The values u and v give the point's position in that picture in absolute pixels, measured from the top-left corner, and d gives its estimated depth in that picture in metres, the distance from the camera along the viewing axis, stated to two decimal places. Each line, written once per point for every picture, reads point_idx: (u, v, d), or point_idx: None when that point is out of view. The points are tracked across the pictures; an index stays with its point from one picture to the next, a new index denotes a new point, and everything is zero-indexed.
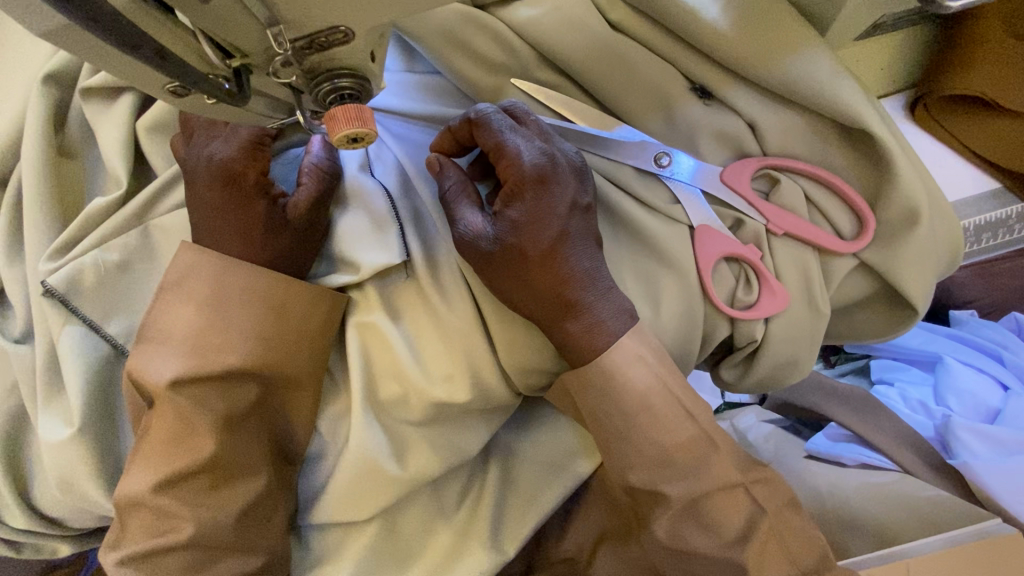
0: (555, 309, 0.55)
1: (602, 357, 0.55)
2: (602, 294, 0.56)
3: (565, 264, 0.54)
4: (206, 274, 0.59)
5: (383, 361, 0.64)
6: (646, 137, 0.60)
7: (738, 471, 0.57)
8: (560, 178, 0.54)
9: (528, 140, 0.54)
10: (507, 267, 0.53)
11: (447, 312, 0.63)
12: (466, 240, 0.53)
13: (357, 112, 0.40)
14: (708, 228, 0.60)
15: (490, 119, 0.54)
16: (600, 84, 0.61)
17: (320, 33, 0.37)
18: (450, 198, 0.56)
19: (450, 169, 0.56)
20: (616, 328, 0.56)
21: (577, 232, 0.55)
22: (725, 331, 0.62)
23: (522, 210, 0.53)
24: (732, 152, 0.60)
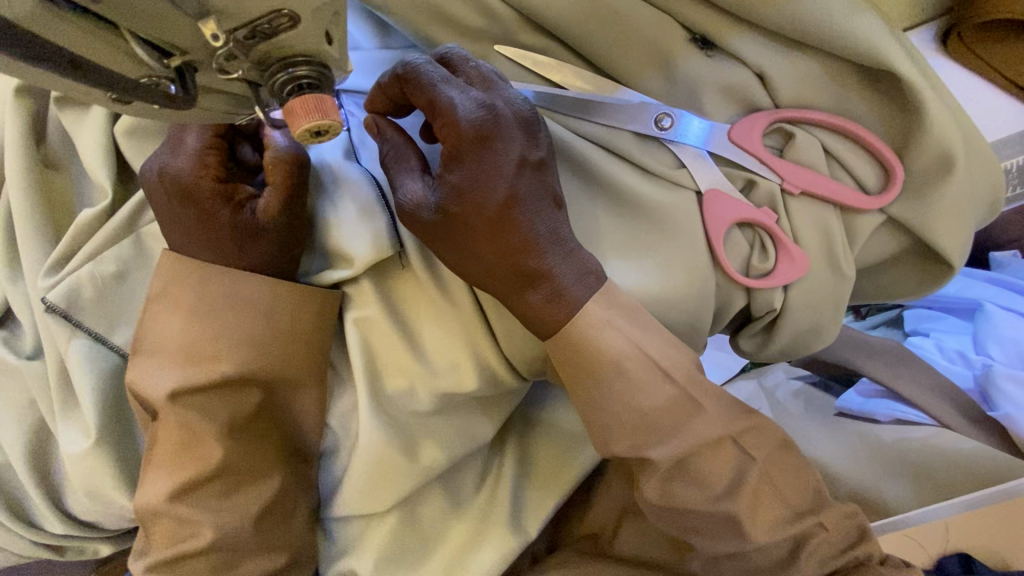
0: (514, 275, 0.55)
1: (568, 323, 0.55)
2: (563, 256, 0.56)
3: (517, 226, 0.54)
4: (189, 285, 0.59)
5: (386, 354, 0.62)
6: (644, 98, 0.56)
7: (724, 423, 0.58)
8: (504, 135, 0.53)
9: (464, 94, 0.53)
10: (454, 231, 0.54)
11: (446, 301, 0.61)
12: (407, 207, 0.54)
13: (317, 103, 0.37)
14: (717, 191, 0.56)
15: (422, 74, 0.53)
16: (589, 43, 0.56)
17: (262, 18, 0.34)
18: (390, 162, 0.57)
19: (388, 129, 0.57)
20: (583, 291, 0.56)
21: (526, 191, 0.55)
22: (740, 300, 0.58)
23: (463, 172, 0.53)
24: (739, 108, 0.55)
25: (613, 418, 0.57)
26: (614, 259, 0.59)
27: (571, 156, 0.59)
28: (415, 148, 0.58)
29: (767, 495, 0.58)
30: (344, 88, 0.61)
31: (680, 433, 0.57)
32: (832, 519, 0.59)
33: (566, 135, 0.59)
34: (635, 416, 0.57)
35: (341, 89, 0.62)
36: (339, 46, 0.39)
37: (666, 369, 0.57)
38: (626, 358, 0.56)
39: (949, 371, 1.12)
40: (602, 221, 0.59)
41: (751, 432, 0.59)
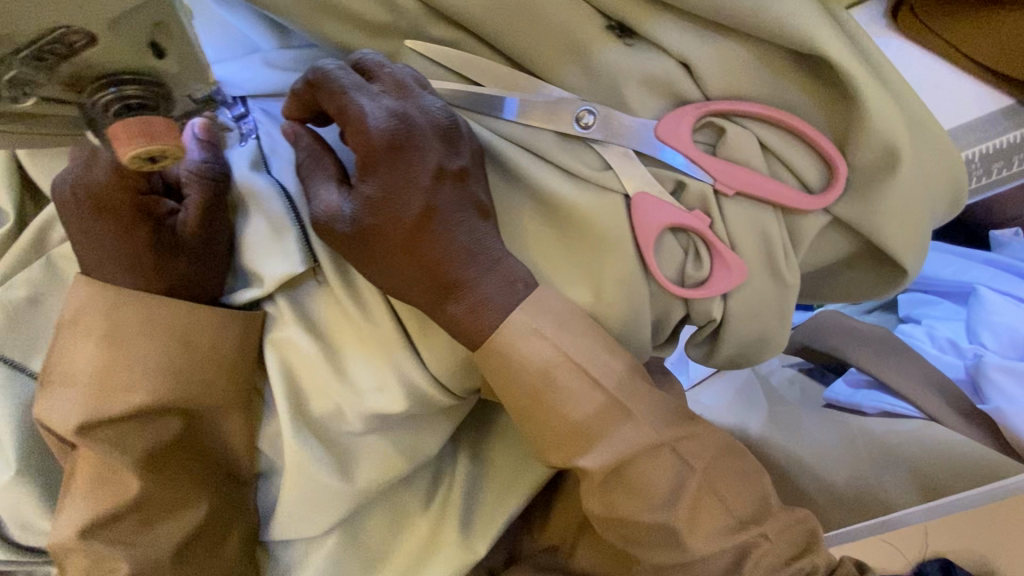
0: (437, 295, 0.47)
1: (493, 337, 0.49)
2: (488, 267, 0.48)
3: (436, 241, 0.46)
4: (102, 308, 0.55)
5: (308, 375, 0.59)
6: (563, 95, 0.50)
7: (661, 427, 0.52)
8: (418, 140, 0.44)
9: (375, 99, 0.44)
10: (371, 248, 0.46)
11: (367, 318, 0.57)
12: (320, 221, 0.46)
13: (141, 126, 0.34)
14: (646, 195, 0.50)
15: (331, 77, 0.45)
16: (500, 35, 0.51)
17: (48, 40, 0.34)
18: (306, 173, 0.49)
19: (302, 138, 0.49)
20: (505, 305, 0.49)
21: (446, 203, 0.46)
22: (679, 311, 0.54)
23: (377, 184, 0.45)
24: (667, 100, 0.50)
25: (546, 437, 0.51)
26: (542, 269, 0.54)
27: (492, 161, 0.54)
28: (332, 153, 0.49)
29: (714, 515, 0.52)
30: (247, 94, 0.58)
31: (613, 452, 0.50)
32: (778, 526, 0.53)
33: (486, 136, 0.53)
34: (571, 437, 0.51)
35: (246, 96, 0.58)
36: (175, 61, 0.39)
37: (605, 385, 0.50)
38: (554, 374, 0.50)
39: (940, 361, 1.04)
40: (528, 229, 0.54)
41: (700, 448, 0.53)
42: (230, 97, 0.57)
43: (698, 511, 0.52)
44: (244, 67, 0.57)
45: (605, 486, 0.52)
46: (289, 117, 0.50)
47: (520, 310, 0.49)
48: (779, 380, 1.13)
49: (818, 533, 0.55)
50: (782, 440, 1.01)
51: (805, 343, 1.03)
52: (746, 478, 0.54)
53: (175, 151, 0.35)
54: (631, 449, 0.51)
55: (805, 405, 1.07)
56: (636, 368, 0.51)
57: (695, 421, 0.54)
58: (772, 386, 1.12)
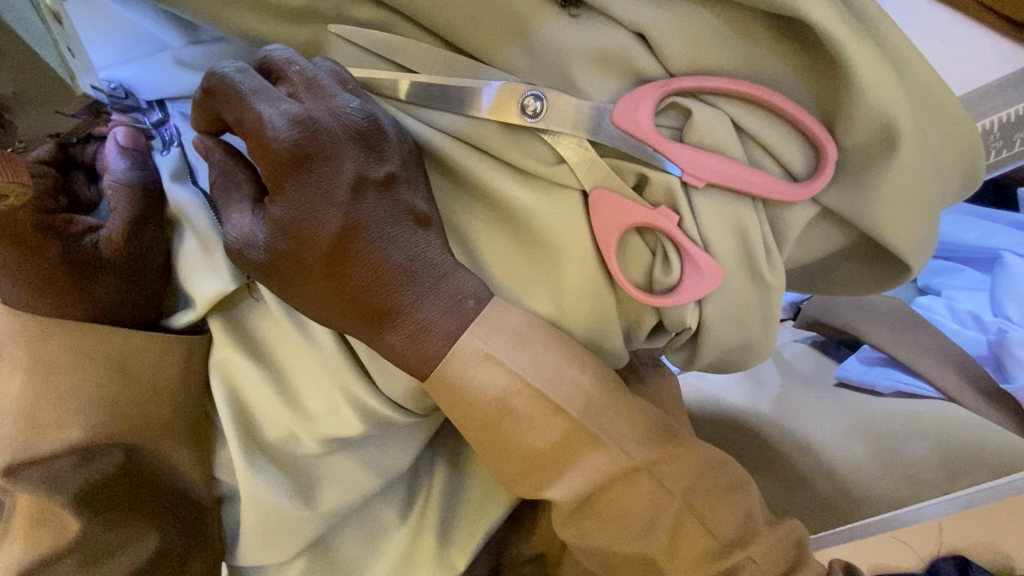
0: (369, 323, 0.42)
1: (439, 366, 0.43)
2: (428, 287, 0.42)
3: (362, 263, 0.41)
4: (23, 341, 0.49)
5: (257, 401, 0.54)
6: (503, 79, 0.43)
7: (637, 450, 0.46)
8: (330, 150, 0.39)
9: (276, 105, 0.38)
10: (289, 276, 0.41)
11: (313, 337, 0.53)
12: (233, 249, 0.41)
13: None
14: (606, 193, 0.44)
15: (226, 82, 0.38)
16: (428, 13, 0.44)
17: None
18: (219, 194, 0.43)
19: (213, 152, 0.43)
20: (451, 329, 0.43)
21: (371, 218, 0.40)
22: (651, 318, 0.48)
23: (287, 204, 0.39)
24: (624, 79, 0.43)
25: (507, 467, 0.46)
26: (498, 278, 0.48)
27: (434, 160, 0.47)
28: (248, 167, 0.43)
29: (698, 541, 0.46)
30: (163, 98, 0.52)
31: (580, 480, 0.45)
32: (766, 547, 0.47)
33: (422, 132, 0.46)
34: (534, 466, 0.46)
35: (163, 99, 0.53)
36: (10, 78, 0.34)
37: (569, 411, 0.44)
38: (510, 404, 0.44)
39: (960, 337, 0.92)
40: (480, 235, 0.48)
41: (685, 469, 0.47)
42: (145, 103, 0.52)
43: (680, 539, 0.47)
44: (153, 67, 0.51)
45: (576, 513, 0.48)
46: (198, 129, 0.43)
47: (468, 332, 0.43)
48: (792, 353, 0.98)
49: (804, 542, 0.50)
50: (794, 420, 0.88)
51: (813, 319, 0.92)
52: (737, 497, 0.48)
53: (23, 184, 0.34)
54: (601, 477, 0.45)
55: (820, 381, 0.93)
56: (605, 387, 0.46)
57: (677, 440, 0.47)
58: (785, 359, 0.97)
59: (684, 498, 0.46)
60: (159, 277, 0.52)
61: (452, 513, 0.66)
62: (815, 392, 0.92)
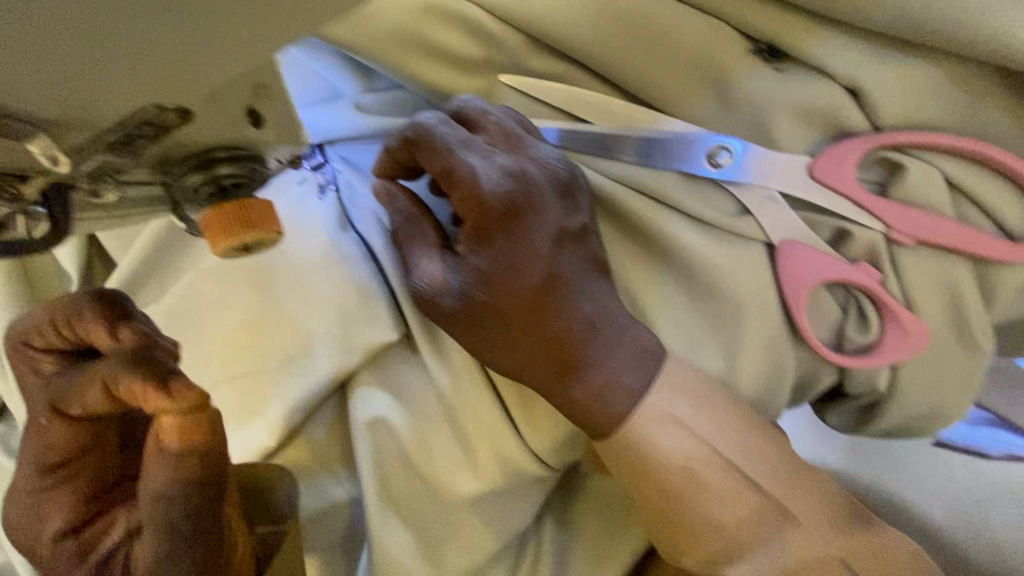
0: (557, 377, 0.39)
1: (627, 427, 0.40)
2: (617, 341, 0.40)
3: (559, 316, 0.39)
4: None
5: (395, 455, 0.51)
6: (693, 130, 0.42)
7: (832, 533, 0.42)
8: (538, 201, 0.38)
9: (488, 157, 0.38)
10: (481, 328, 0.39)
11: (455, 391, 0.50)
12: (423, 295, 0.40)
13: (236, 212, 0.27)
14: (797, 246, 0.42)
15: (434, 134, 0.39)
16: (621, 64, 0.43)
17: (132, 117, 0.23)
18: (403, 238, 0.43)
19: (399, 199, 0.44)
20: (640, 388, 0.40)
21: (572, 269, 0.39)
22: (830, 377, 0.46)
23: (490, 255, 0.38)
24: (824, 132, 0.41)
25: (688, 547, 0.41)
26: (668, 334, 0.45)
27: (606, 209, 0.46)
28: (430, 214, 0.44)
29: None
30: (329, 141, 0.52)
31: (769, 562, 0.41)
32: None
33: (598, 181, 0.45)
34: (716, 541, 0.41)
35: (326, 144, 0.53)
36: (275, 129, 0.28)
37: (762, 483, 0.41)
38: (698, 475, 0.41)
39: None
40: (652, 287, 0.45)
41: (876, 552, 0.42)
42: (311, 147, 0.52)
43: None
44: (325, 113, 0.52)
45: None
46: (383, 175, 0.44)
47: (655, 393, 0.40)
48: None
49: None
50: None
51: None
52: None
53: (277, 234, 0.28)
54: (792, 559, 0.41)
55: None
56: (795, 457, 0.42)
57: (868, 521, 0.43)
58: None
59: None
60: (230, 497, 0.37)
61: None
62: None
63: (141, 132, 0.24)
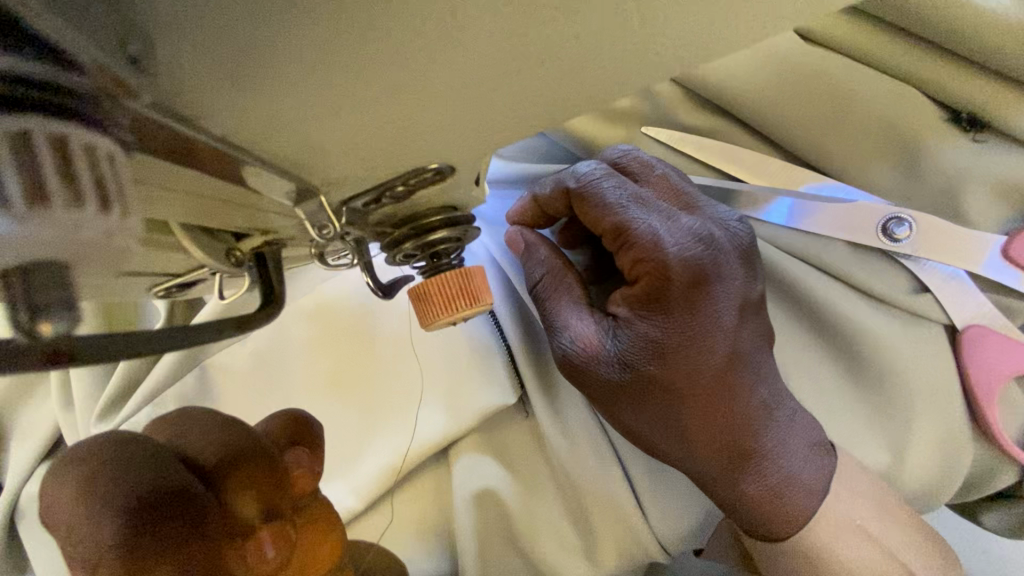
0: (727, 466, 0.35)
1: (801, 527, 0.35)
2: (790, 426, 0.36)
3: (735, 396, 0.35)
4: None
5: (501, 531, 0.47)
6: (867, 198, 0.39)
7: None
8: (722, 269, 0.34)
9: (667, 217, 0.35)
10: (646, 405, 0.35)
11: (575, 465, 0.45)
12: (577, 363, 0.36)
13: (460, 281, 0.24)
14: (986, 330, 0.38)
15: (600, 189, 0.36)
16: (794, 126, 0.39)
17: (400, 177, 0.19)
18: (544, 293, 0.40)
19: (540, 251, 0.40)
20: (816, 483, 0.36)
21: (750, 344, 0.35)
22: (1010, 477, 0.41)
23: (665, 325, 0.34)
24: (1020, 211, 0.38)
25: None
26: (824, 418, 0.41)
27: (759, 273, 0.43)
28: (575, 270, 0.40)
29: None
30: None
31: None
32: None
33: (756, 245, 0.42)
34: None
35: None
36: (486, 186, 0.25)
37: None
38: None
39: None
40: (808, 364, 0.42)
41: None
42: None
43: None
44: None
45: None
46: (523, 225, 0.41)
47: (832, 492, 0.36)
48: None
49: None
50: None
51: None
52: None
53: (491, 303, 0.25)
54: None
55: None
56: None
57: None
58: None
59: None
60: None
61: None
62: None
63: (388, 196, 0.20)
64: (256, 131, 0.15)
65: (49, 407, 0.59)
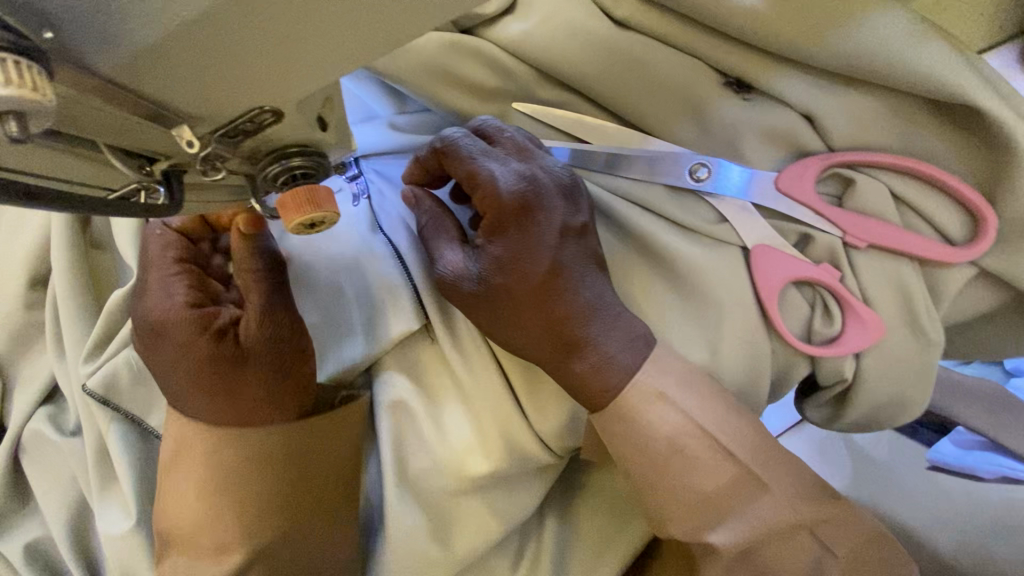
0: (559, 352, 0.46)
1: (617, 398, 0.46)
2: (610, 323, 0.47)
3: (563, 299, 0.46)
4: (199, 457, 0.52)
5: (413, 436, 0.57)
6: (674, 149, 0.50)
7: (799, 503, 0.46)
8: (545, 201, 0.45)
9: (505, 163, 0.46)
10: (496, 308, 0.46)
11: (468, 375, 0.56)
12: (447, 281, 0.47)
13: (307, 195, 0.34)
14: (768, 248, 0.49)
15: (458, 145, 0.46)
16: (614, 94, 0.51)
17: (243, 116, 0.30)
18: (430, 234, 0.50)
19: (426, 203, 0.51)
20: (630, 364, 0.46)
21: (573, 260, 0.46)
22: (805, 368, 0.51)
23: (505, 244, 0.45)
24: (786, 152, 0.49)
25: (671, 509, 0.47)
26: (655, 326, 0.51)
27: (604, 218, 0.53)
28: (453, 216, 0.51)
29: None
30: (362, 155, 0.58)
31: (751, 525, 0.46)
32: None
33: (598, 193, 0.53)
34: (694, 500, 0.46)
35: (360, 157, 0.59)
36: (335, 132, 0.37)
37: (738, 456, 0.46)
38: (682, 445, 0.46)
39: None
40: (640, 283, 0.52)
41: (833, 520, 0.47)
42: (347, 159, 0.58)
43: None
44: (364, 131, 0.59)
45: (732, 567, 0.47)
46: (411, 182, 0.51)
47: (644, 370, 0.46)
48: (866, 438, 0.89)
49: None
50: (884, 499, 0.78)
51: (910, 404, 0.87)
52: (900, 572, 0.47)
53: (336, 215, 0.35)
54: (766, 526, 0.46)
55: (903, 465, 0.84)
56: (767, 435, 0.48)
57: (836, 498, 0.48)
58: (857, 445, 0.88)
59: (845, 558, 0.47)
60: (352, 404, 0.55)
61: (567, 557, 0.67)
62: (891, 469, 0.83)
63: (244, 129, 0.31)
64: (126, 75, 0.25)
65: (44, 360, 0.70)
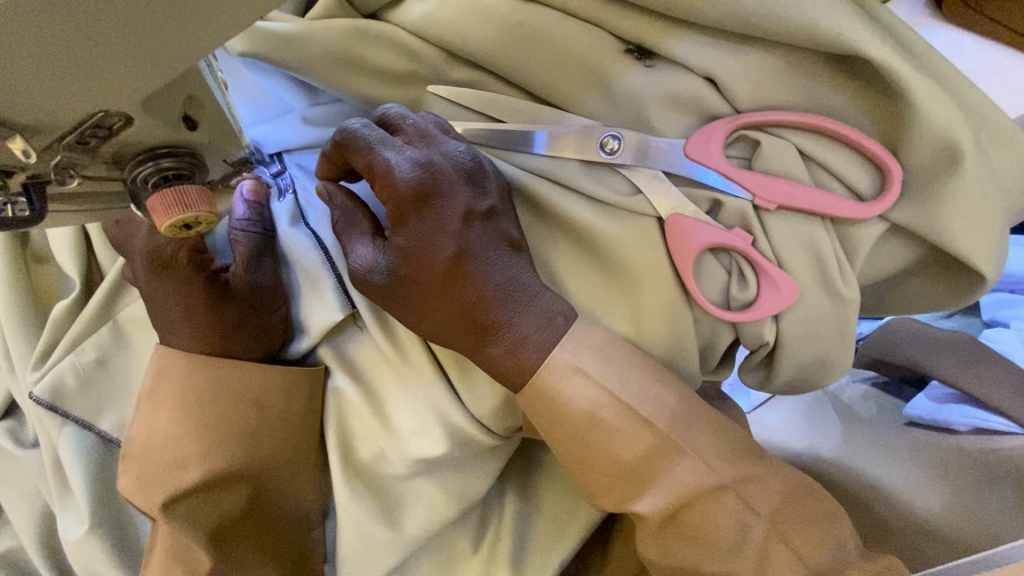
0: (472, 337, 0.46)
1: (533, 378, 0.46)
2: (523, 305, 0.46)
3: (470, 284, 0.45)
4: (177, 376, 0.55)
5: (357, 423, 0.58)
6: (583, 121, 0.49)
7: (721, 468, 0.47)
8: (444, 187, 0.45)
9: (402, 152, 0.45)
10: (406, 298, 0.46)
11: (402, 361, 0.57)
12: (357, 275, 0.47)
13: (177, 196, 0.35)
14: (682, 218, 0.48)
15: (356, 135, 0.45)
16: (518, 69, 0.50)
17: (85, 122, 0.31)
18: (341, 230, 0.49)
19: (337, 197, 0.49)
20: (545, 343, 0.46)
21: (479, 244, 0.46)
22: (728, 335, 0.50)
23: (409, 234, 0.45)
24: (694, 116, 0.48)
25: (596, 478, 0.48)
26: (579, 300, 0.51)
27: (522, 198, 0.52)
28: (365, 208, 0.49)
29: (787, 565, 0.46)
30: (283, 150, 0.58)
31: (667, 492, 0.46)
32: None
33: (513, 174, 0.51)
34: (617, 470, 0.47)
35: (281, 153, 0.59)
36: (207, 130, 0.37)
37: (658, 424, 0.46)
38: (601, 417, 0.46)
39: None
40: (562, 260, 0.52)
41: (757, 480, 0.47)
42: (268, 156, 0.58)
43: (770, 564, 0.46)
44: (281, 126, 0.58)
45: (661, 531, 0.48)
46: (323, 177, 0.50)
47: (560, 346, 0.46)
48: (851, 397, 0.79)
49: None
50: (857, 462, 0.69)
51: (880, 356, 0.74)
52: (828, 524, 0.48)
53: (210, 216, 0.36)
54: (686, 491, 0.46)
55: (885, 424, 0.73)
56: (688, 403, 0.48)
57: (761, 459, 0.48)
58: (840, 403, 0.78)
59: (771, 520, 0.47)
60: (289, 397, 0.56)
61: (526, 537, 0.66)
62: (865, 430, 0.73)
63: (95, 134, 0.32)
64: None
65: None
